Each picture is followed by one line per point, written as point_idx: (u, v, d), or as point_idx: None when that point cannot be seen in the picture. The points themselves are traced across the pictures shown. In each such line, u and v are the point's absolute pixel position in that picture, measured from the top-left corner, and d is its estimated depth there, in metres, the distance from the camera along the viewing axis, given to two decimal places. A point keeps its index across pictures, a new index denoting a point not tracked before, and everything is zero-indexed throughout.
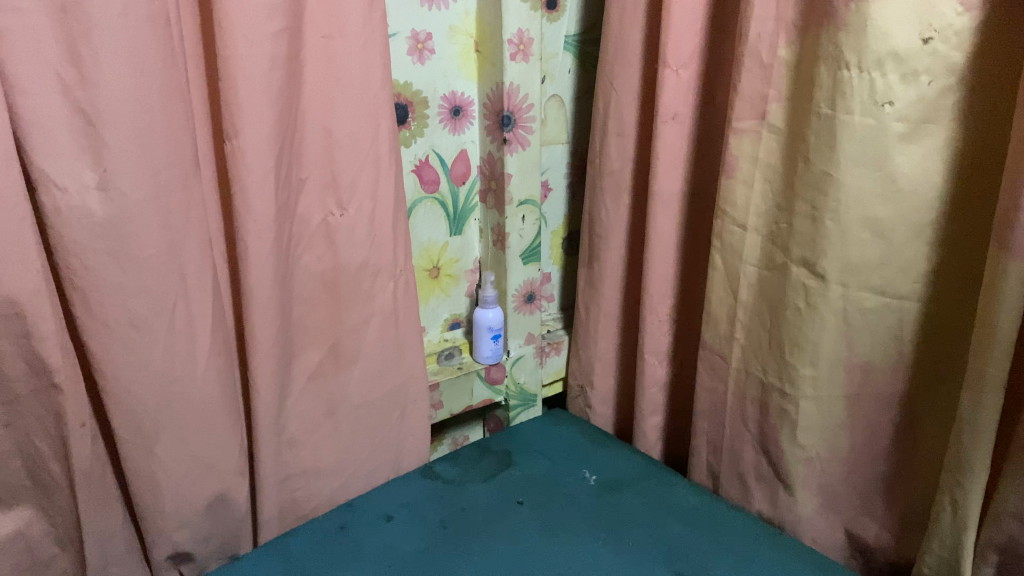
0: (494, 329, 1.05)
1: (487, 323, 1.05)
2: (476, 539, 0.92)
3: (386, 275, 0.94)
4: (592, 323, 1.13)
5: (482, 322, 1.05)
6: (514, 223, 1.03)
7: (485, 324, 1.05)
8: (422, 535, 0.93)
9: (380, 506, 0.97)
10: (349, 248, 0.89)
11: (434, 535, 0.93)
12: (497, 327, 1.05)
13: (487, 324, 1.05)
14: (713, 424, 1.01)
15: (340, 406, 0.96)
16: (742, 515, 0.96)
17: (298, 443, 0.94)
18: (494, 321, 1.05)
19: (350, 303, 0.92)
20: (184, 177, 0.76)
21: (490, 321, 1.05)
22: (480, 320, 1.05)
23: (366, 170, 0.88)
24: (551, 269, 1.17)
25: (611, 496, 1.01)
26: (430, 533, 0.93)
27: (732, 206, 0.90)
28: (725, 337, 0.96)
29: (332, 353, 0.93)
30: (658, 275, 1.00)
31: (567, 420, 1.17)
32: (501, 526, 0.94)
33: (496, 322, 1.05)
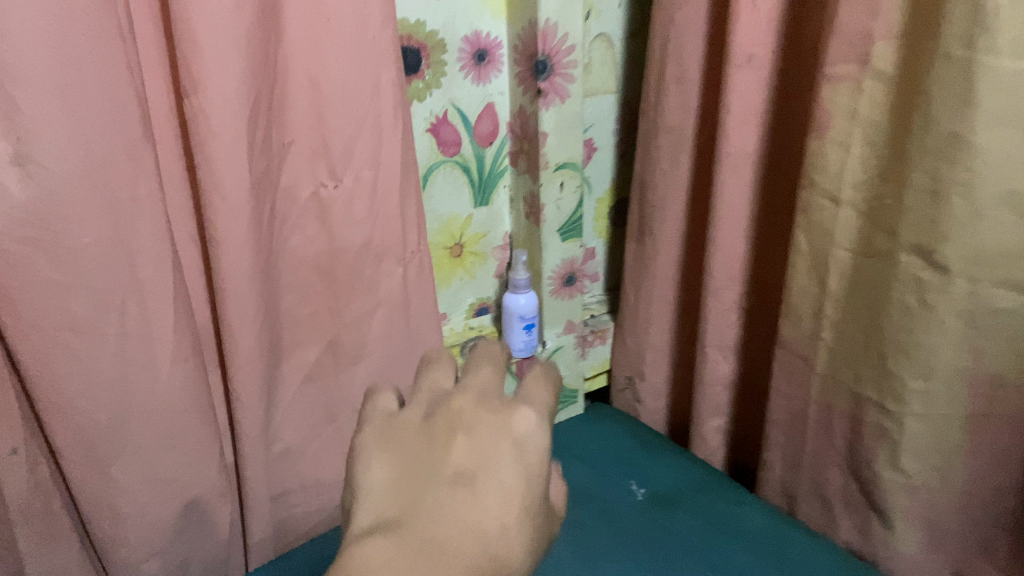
0: (527, 319, 0.88)
1: (519, 311, 0.88)
2: None
3: (393, 258, 0.77)
4: (644, 307, 0.96)
5: (513, 310, 0.88)
6: (551, 192, 0.86)
7: (517, 313, 0.88)
8: None
9: None
10: (345, 228, 0.73)
11: None
12: (531, 316, 0.89)
13: (518, 313, 0.88)
14: (790, 435, 0.85)
15: (343, 412, 0.81)
16: (821, 543, 0.79)
17: (294, 454, 0.80)
18: (526, 309, 0.88)
19: (350, 293, 0.76)
20: (129, 146, 0.60)
21: (522, 310, 0.88)
22: (510, 308, 0.88)
23: (364, 131, 0.71)
24: (595, 242, 1.00)
25: (661, 513, 0.85)
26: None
27: (823, 174, 0.72)
28: (809, 334, 0.79)
29: (330, 351, 0.78)
30: (725, 256, 0.83)
31: (615, 420, 1.02)
32: None
33: (529, 310, 0.88)
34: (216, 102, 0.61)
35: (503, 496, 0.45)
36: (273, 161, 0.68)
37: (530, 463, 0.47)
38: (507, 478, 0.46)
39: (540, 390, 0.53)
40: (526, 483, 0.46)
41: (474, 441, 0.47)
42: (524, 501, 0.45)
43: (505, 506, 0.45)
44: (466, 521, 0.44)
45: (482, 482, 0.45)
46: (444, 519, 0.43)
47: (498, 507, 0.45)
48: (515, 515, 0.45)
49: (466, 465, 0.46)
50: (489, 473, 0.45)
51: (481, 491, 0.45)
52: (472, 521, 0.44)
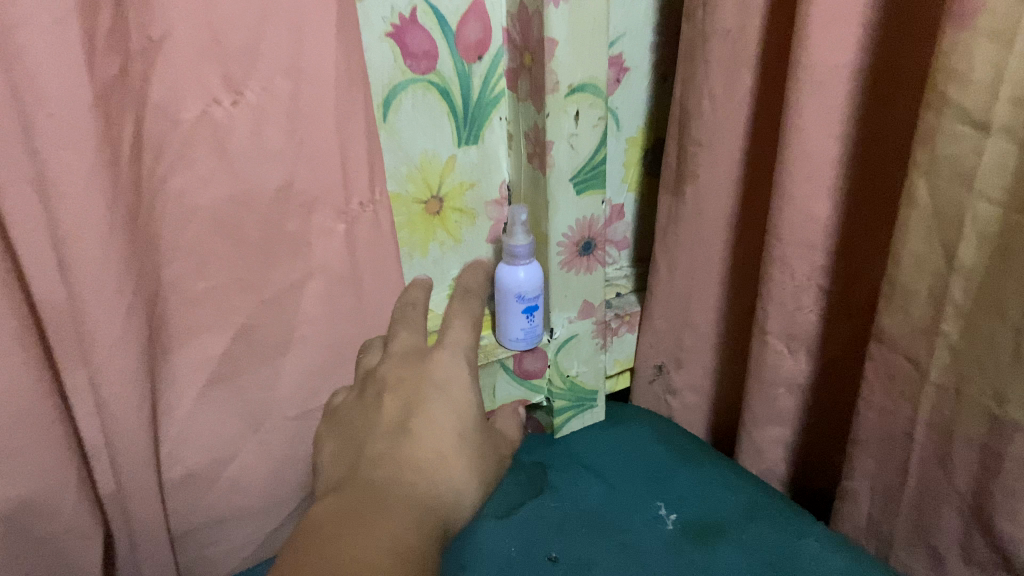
0: (527, 299, 0.66)
1: (517, 289, 0.66)
2: None
3: (325, 208, 0.55)
4: (682, 279, 0.72)
5: (508, 287, 0.66)
6: (562, 124, 0.62)
7: (513, 291, 0.66)
8: None
9: None
10: (250, 161, 0.51)
11: None
12: (532, 296, 0.67)
13: (516, 291, 0.66)
14: (883, 463, 0.59)
15: (266, 419, 0.60)
16: None
17: (201, 475, 0.59)
18: (527, 287, 0.66)
19: (267, 257, 0.54)
20: None
21: (521, 287, 0.66)
22: (505, 284, 0.66)
23: (271, 19, 0.48)
24: (624, 198, 0.76)
25: (697, 552, 0.63)
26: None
27: (962, 84, 0.45)
28: (923, 328, 0.52)
29: (243, 341, 0.56)
30: (798, 212, 0.59)
31: (641, 422, 0.79)
32: None
33: (530, 287, 0.66)
34: None
35: (450, 443, 0.44)
36: (133, 63, 0.46)
37: (468, 426, 0.45)
38: (453, 428, 0.45)
39: (456, 332, 0.49)
40: (461, 436, 0.45)
41: (415, 398, 0.45)
42: (467, 448, 0.45)
43: (461, 463, 0.44)
44: (426, 454, 0.43)
45: (422, 442, 0.43)
46: (400, 455, 0.42)
47: (450, 450, 0.44)
48: (464, 440, 0.45)
49: (406, 441, 0.43)
50: (437, 410, 0.44)
51: (422, 434, 0.44)
52: (416, 483, 0.41)
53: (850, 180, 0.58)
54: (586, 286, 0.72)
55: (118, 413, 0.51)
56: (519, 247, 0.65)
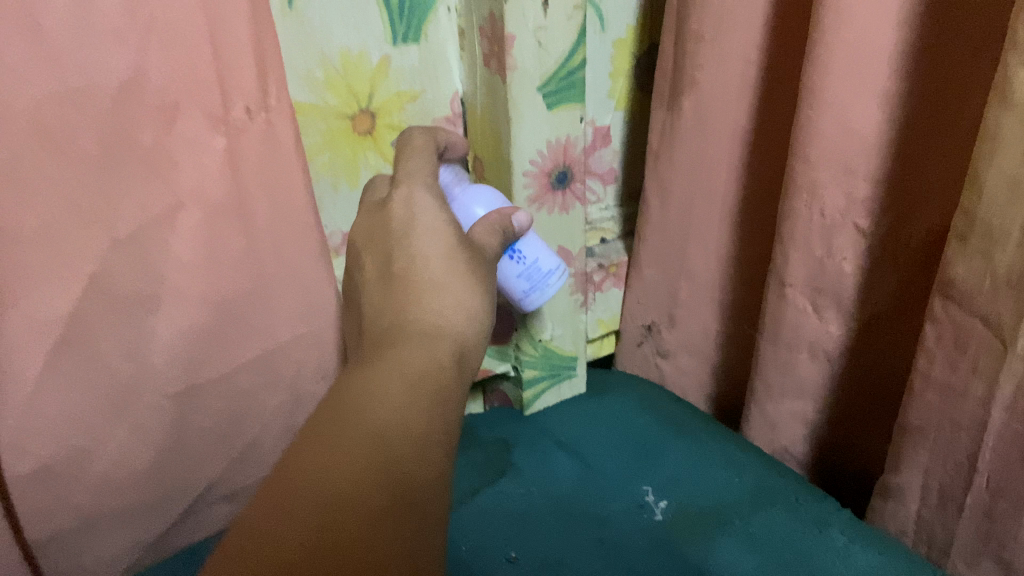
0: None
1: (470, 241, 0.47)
2: None
3: (193, 113, 0.40)
4: (677, 217, 0.58)
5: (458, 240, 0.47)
6: (524, 11, 0.48)
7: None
8: None
9: None
10: (72, 45, 0.36)
11: None
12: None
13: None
14: (941, 454, 0.47)
15: (139, 394, 0.46)
16: None
17: (58, 475, 0.45)
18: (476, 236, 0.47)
19: (115, 180, 0.40)
20: None
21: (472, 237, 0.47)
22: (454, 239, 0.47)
23: None
24: (610, 119, 0.61)
25: (694, 548, 0.50)
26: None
27: None
28: (1011, 282, 0.39)
29: (94, 296, 0.42)
30: (833, 122, 0.44)
31: (626, 386, 0.66)
32: None
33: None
34: None
35: (473, 269, 0.40)
36: None
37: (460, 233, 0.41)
38: (473, 276, 0.39)
39: (415, 165, 0.43)
40: (450, 256, 0.39)
41: (410, 259, 0.39)
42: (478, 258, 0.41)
43: (477, 297, 0.39)
44: (440, 359, 0.35)
45: (438, 307, 0.37)
46: (400, 365, 0.34)
47: (474, 294, 0.39)
48: (480, 279, 0.39)
49: (426, 298, 0.38)
50: (438, 279, 0.38)
51: (427, 343, 0.35)
52: (430, 370, 0.34)
53: (914, 78, 0.43)
54: (562, 227, 0.58)
55: None
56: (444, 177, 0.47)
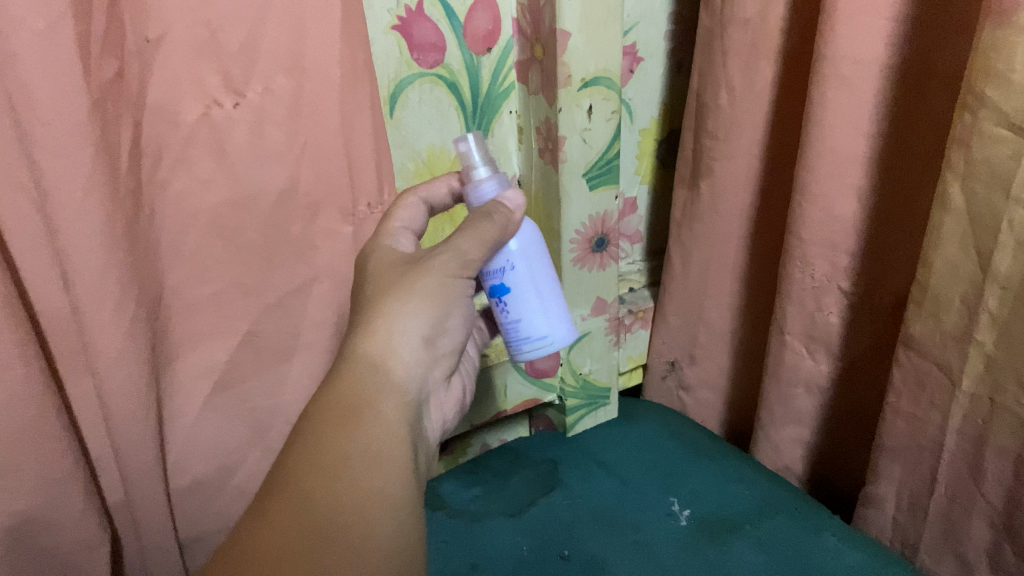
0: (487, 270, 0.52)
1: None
2: None
3: (331, 210, 0.53)
4: (696, 275, 0.70)
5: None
6: (575, 118, 0.61)
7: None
8: None
9: None
10: (251, 164, 0.49)
11: None
12: (494, 268, 0.51)
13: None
14: (910, 469, 0.59)
15: (274, 425, 0.58)
16: None
17: (210, 486, 0.57)
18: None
19: (272, 261, 0.53)
20: None
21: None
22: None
23: (271, 17, 0.46)
24: (637, 190, 0.75)
25: (711, 546, 0.62)
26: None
27: (1003, 84, 0.44)
28: (955, 337, 0.52)
29: (248, 346, 0.54)
30: (821, 210, 0.57)
31: (653, 413, 0.78)
32: None
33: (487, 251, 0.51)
34: None
35: (400, 285, 0.48)
36: (129, 67, 0.44)
37: (407, 257, 0.50)
38: (400, 294, 0.48)
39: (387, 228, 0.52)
40: (385, 307, 0.47)
41: (362, 305, 0.49)
42: (411, 271, 0.49)
43: (405, 312, 0.47)
44: (370, 386, 0.45)
45: (374, 338, 0.47)
46: (333, 401, 0.44)
47: (403, 312, 0.47)
48: (413, 291, 0.48)
49: (361, 341, 0.46)
50: (367, 320, 0.47)
51: (361, 374, 0.45)
52: (357, 395, 0.44)
53: (883, 177, 0.55)
54: (600, 282, 0.71)
55: (121, 419, 0.49)
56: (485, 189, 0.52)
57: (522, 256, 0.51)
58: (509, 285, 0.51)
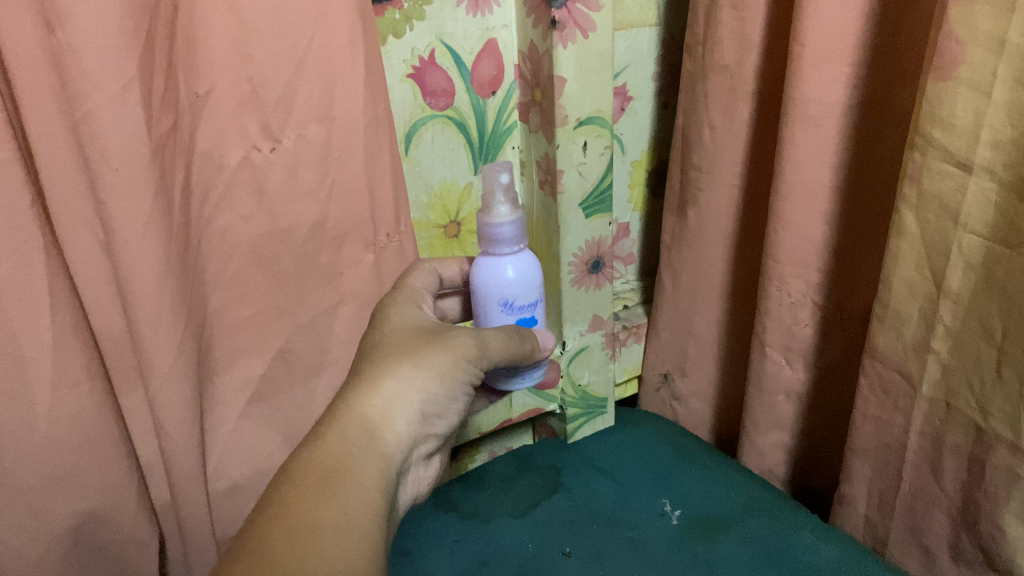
0: (518, 309, 0.55)
1: (503, 293, 0.54)
2: None
3: (356, 240, 0.60)
4: (686, 293, 0.77)
5: (492, 286, 0.54)
6: (571, 153, 0.68)
7: (500, 296, 0.54)
8: None
9: (400, 545, 0.69)
10: (287, 202, 0.56)
11: None
12: (529, 305, 0.55)
13: (501, 298, 0.54)
14: (879, 469, 0.64)
15: (301, 433, 0.64)
16: None
17: (243, 490, 0.63)
18: (520, 292, 0.55)
19: (303, 286, 0.59)
20: None
21: (511, 291, 0.54)
22: (487, 282, 0.54)
23: (306, 74, 0.52)
24: (630, 216, 0.83)
25: (702, 543, 0.67)
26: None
27: (946, 128, 0.50)
28: (915, 347, 0.58)
29: (281, 362, 0.61)
30: (795, 235, 0.63)
31: (647, 422, 0.84)
32: None
33: (519, 293, 0.54)
34: (90, 37, 0.43)
35: (412, 352, 0.50)
36: (182, 118, 0.51)
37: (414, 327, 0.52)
38: (409, 358, 0.49)
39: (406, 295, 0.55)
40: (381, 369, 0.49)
41: (368, 357, 0.51)
42: (426, 343, 0.50)
43: (410, 378, 0.49)
44: (355, 449, 0.45)
45: (377, 398, 0.48)
46: (314, 461, 0.44)
47: (409, 377, 0.49)
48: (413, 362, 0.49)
49: (362, 401, 0.48)
50: (372, 375, 0.49)
51: (354, 430, 0.46)
52: (344, 458, 0.44)
53: (846, 205, 0.62)
54: (596, 301, 0.77)
55: (172, 432, 0.54)
56: (504, 229, 0.54)
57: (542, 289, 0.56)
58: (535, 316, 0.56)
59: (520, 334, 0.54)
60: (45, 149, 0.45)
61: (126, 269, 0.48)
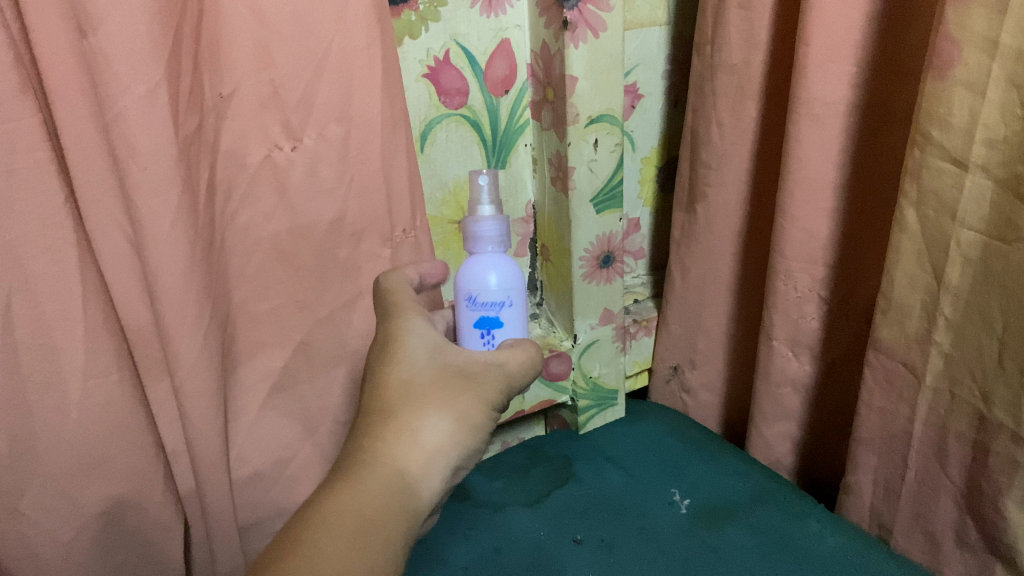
0: (482, 305, 0.55)
1: (470, 288, 0.56)
2: None
3: (373, 236, 0.62)
4: (695, 287, 0.78)
5: (463, 279, 0.56)
6: (582, 150, 0.70)
7: (466, 290, 0.56)
8: None
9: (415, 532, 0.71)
10: (307, 198, 0.58)
11: None
12: (494, 304, 0.55)
13: (467, 291, 0.56)
14: (884, 458, 0.66)
15: (320, 423, 0.66)
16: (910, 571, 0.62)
17: (263, 477, 0.65)
18: (489, 288, 0.55)
19: (323, 280, 0.61)
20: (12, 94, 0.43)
21: (478, 286, 0.55)
22: (459, 278, 0.57)
23: (325, 75, 0.54)
24: (639, 212, 0.85)
25: (711, 530, 0.69)
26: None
27: (944, 127, 0.52)
28: (918, 339, 0.59)
29: (301, 355, 0.63)
30: (801, 230, 0.65)
31: (657, 413, 0.86)
32: None
33: (484, 292, 0.55)
34: (120, 42, 0.44)
35: (443, 397, 0.48)
36: (207, 118, 0.53)
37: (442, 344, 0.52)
38: (438, 405, 0.48)
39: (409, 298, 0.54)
40: (423, 384, 0.49)
41: (381, 392, 0.48)
42: (456, 385, 0.49)
43: (440, 427, 0.47)
44: (381, 484, 0.43)
45: (402, 450, 0.46)
46: (356, 491, 0.43)
47: (439, 426, 0.47)
48: (459, 391, 0.49)
49: (386, 450, 0.45)
50: (409, 403, 0.47)
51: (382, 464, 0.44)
52: (376, 509, 0.42)
53: (851, 201, 0.64)
54: (607, 295, 0.79)
55: (197, 420, 0.56)
56: (485, 227, 0.57)
57: (517, 291, 0.56)
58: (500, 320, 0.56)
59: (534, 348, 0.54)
60: (77, 149, 0.47)
61: (153, 263, 0.50)
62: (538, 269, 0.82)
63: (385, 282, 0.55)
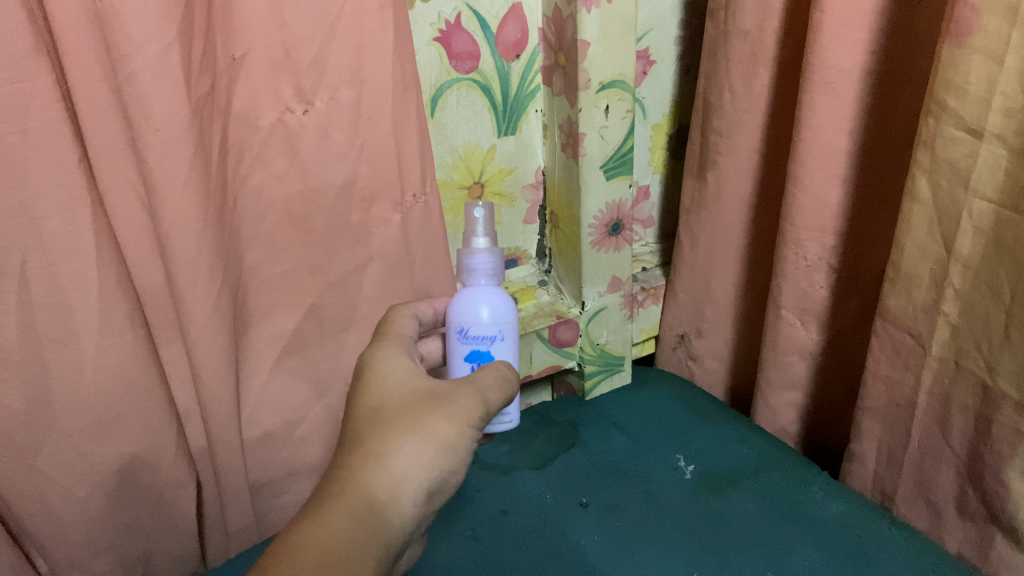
0: (473, 338, 0.58)
1: (462, 321, 0.58)
2: (519, 557, 0.64)
3: (384, 201, 0.62)
4: (704, 255, 0.79)
5: (454, 313, 0.58)
6: (593, 117, 0.69)
7: (458, 322, 0.58)
8: (446, 555, 0.65)
9: None
10: (318, 161, 0.58)
11: (464, 553, 0.65)
12: (485, 337, 0.57)
13: (460, 324, 0.58)
14: (888, 427, 0.66)
15: (330, 385, 0.66)
16: (910, 540, 0.63)
17: (272, 434, 0.65)
18: (482, 322, 0.57)
19: (332, 244, 0.62)
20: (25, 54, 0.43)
21: (469, 320, 0.58)
22: (450, 312, 0.59)
23: (338, 37, 0.54)
24: (649, 179, 0.85)
25: (715, 496, 0.70)
26: (460, 549, 0.65)
27: (960, 95, 0.52)
28: (925, 308, 0.59)
29: (312, 318, 0.63)
30: (811, 199, 0.65)
31: (662, 381, 0.86)
32: (557, 540, 0.66)
33: (477, 324, 0.58)
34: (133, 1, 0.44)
35: (411, 420, 0.47)
36: (220, 80, 0.53)
37: (416, 370, 0.52)
38: (408, 428, 0.47)
39: (392, 334, 0.55)
40: (392, 412, 0.48)
41: (353, 423, 0.48)
42: (426, 409, 0.48)
43: (409, 450, 0.46)
44: (344, 519, 0.42)
45: (370, 477, 0.45)
46: (320, 525, 0.42)
47: (410, 449, 0.46)
48: (432, 412, 0.48)
49: (352, 479, 0.44)
50: (377, 432, 0.47)
51: (347, 497, 0.44)
52: (337, 542, 0.41)
53: (862, 169, 0.64)
54: (615, 262, 0.79)
55: (209, 379, 0.56)
56: (478, 261, 0.60)
57: (507, 329, 0.58)
58: (489, 352, 0.58)
59: (508, 374, 0.55)
60: (90, 109, 0.47)
61: (167, 222, 0.50)
62: (547, 235, 0.82)
63: (388, 315, 0.58)
